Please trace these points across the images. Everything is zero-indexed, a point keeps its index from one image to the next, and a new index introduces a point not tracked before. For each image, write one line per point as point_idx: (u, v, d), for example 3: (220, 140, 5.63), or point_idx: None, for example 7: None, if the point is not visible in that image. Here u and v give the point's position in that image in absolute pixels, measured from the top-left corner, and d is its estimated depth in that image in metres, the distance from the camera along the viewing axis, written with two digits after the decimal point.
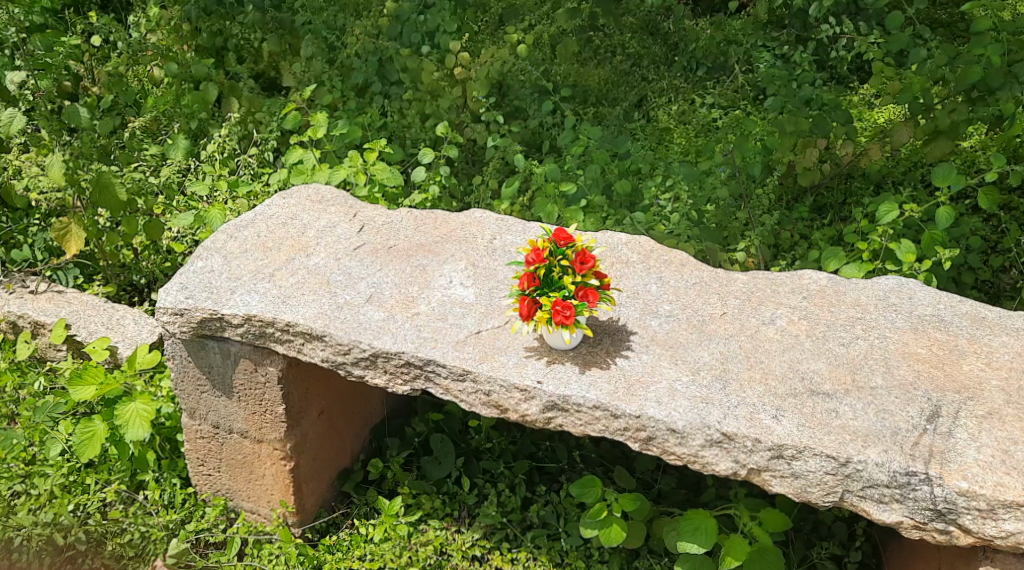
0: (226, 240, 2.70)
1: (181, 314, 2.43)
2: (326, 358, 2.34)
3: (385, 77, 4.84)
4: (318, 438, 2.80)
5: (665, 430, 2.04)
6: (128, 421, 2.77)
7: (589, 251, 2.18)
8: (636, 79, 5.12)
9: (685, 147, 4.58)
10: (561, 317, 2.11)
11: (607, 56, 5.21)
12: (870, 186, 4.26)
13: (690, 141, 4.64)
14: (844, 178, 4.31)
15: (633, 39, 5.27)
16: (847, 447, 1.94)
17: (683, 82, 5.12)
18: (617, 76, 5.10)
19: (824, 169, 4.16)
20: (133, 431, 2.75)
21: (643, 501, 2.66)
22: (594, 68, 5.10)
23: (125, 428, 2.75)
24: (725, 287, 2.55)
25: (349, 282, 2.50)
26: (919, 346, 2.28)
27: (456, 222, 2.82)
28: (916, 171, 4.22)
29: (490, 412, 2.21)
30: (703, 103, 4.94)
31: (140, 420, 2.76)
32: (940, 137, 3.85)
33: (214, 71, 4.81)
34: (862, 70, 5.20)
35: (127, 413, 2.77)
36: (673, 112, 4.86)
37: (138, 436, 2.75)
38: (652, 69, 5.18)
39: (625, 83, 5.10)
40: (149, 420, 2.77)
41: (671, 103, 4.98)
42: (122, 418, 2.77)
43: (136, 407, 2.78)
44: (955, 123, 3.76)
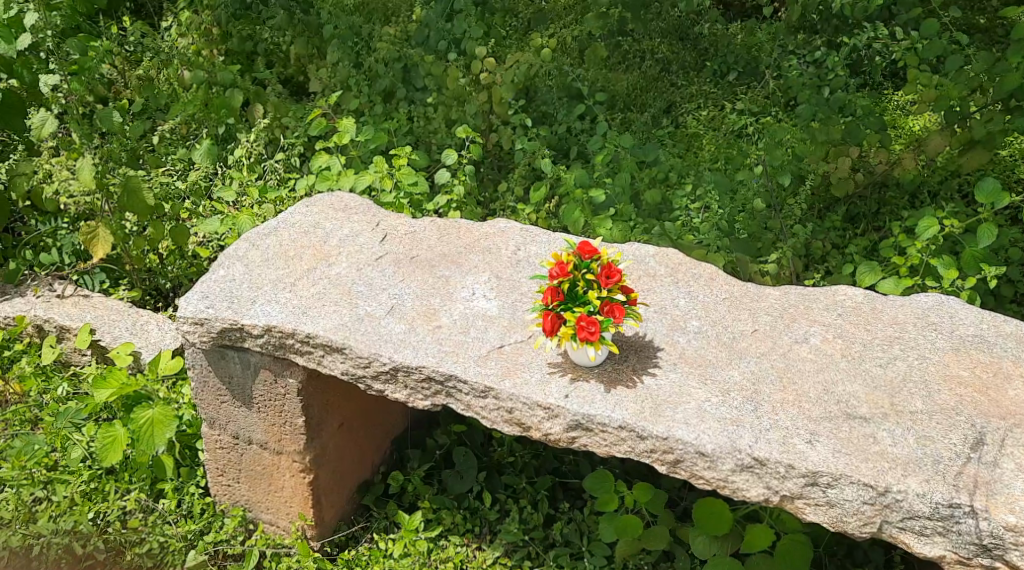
0: (248, 248, 2.67)
1: (201, 324, 2.39)
2: (346, 371, 2.29)
3: (410, 83, 4.79)
4: (337, 450, 2.75)
5: (694, 453, 1.97)
6: (143, 431, 2.76)
7: (616, 265, 2.09)
8: (665, 84, 5.07)
9: (715, 154, 4.52)
10: (585, 333, 2.03)
11: (636, 61, 5.16)
12: (905, 197, 4.21)
13: (720, 148, 4.57)
14: (877, 187, 4.25)
15: (663, 44, 5.24)
16: (886, 476, 1.84)
17: (712, 88, 5.05)
18: (646, 82, 5.04)
19: (857, 178, 4.07)
20: (149, 442, 2.76)
21: (657, 494, 2.60)
22: (622, 73, 5.05)
23: (141, 438, 2.75)
24: (756, 302, 2.48)
25: (370, 292, 2.45)
26: (961, 369, 2.19)
27: (481, 232, 2.76)
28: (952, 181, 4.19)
29: (512, 430, 2.15)
30: (733, 109, 4.83)
31: (157, 431, 2.76)
32: (976, 147, 3.78)
33: (242, 77, 4.81)
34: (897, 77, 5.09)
35: (143, 422, 2.77)
36: (703, 118, 4.78)
37: (153, 447, 2.76)
38: (682, 75, 5.13)
39: (654, 89, 5.03)
40: (166, 431, 2.77)
41: (701, 109, 4.92)
42: (138, 427, 2.76)
43: (151, 412, 2.78)
44: (993, 132, 3.70)
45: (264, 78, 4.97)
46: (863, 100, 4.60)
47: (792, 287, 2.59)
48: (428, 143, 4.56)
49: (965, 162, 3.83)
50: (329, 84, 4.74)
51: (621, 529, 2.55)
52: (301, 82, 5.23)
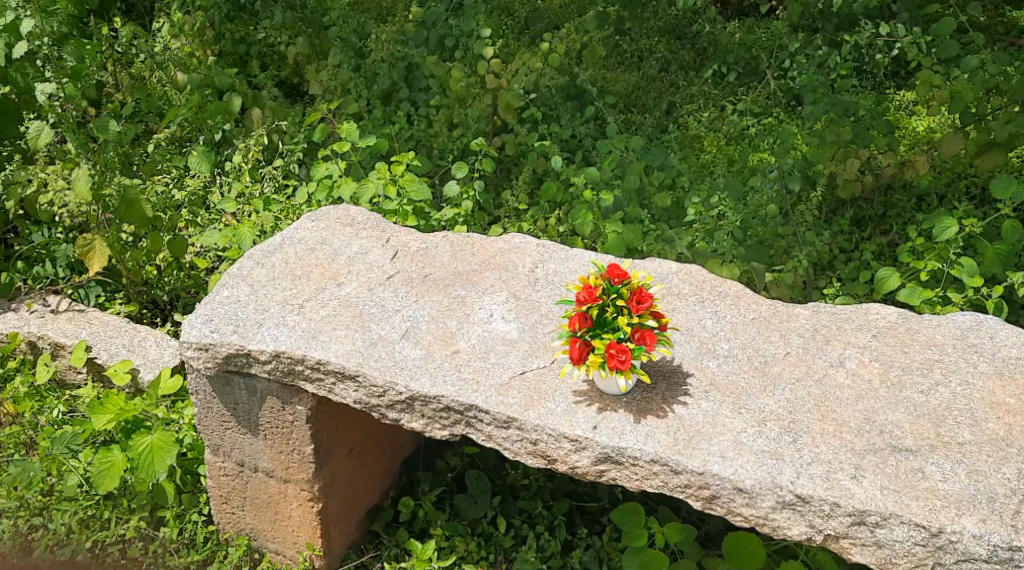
0: (253, 267, 2.55)
1: (206, 349, 2.28)
2: (359, 400, 2.18)
3: (412, 83, 4.68)
4: (347, 476, 2.64)
5: (731, 489, 1.86)
6: (142, 457, 2.58)
7: (647, 289, 1.98)
8: (664, 86, 4.98)
9: (720, 157, 4.43)
10: (615, 361, 1.91)
11: (636, 61, 5.09)
12: (913, 200, 4.14)
13: (722, 150, 4.52)
14: (883, 190, 4.18)
15: (661, 43, 5.17)
16: (939, 515, 1.75)
17: (712, 89, 4.96)
18: (646, 82, 4.97)
19: (865, 180, 3.94)
20: (148, 469, 2.58)
21: (689, 531, 2.43)
22: (621, 74, 4.96)
23: (140, 465, 2.57)
24: (787, 323, 2.37)
25: (383, 314, 2.34)
26: (1007, 396, 2.10)
27: (496, 248, 2.65)
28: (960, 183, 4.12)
29: (536, 462, 2.04)
30: (734, 110, 4.75)
31: (157, 457, 2.58)
32: (993, 149, 3.72)
33: (238, 80, 4.69)
34: (900, 77, 5.02)
35: (142, 448, 2.59)
36: (703, 119, 4.69)
37: (153, 475, 2.58)
38: (682, 75, 5.04)
39: (655, 89, 4.96)
40: (167, 457, 2.59)
41: (702, 109, 4.82)
42: (137, 455, 2.58)
43: (151, 437, 2.61)
44: (1012, 135, 3.64)
45: (259, 81, 4.86)
46: (868, 101, 4.51)
47: (821, 305, 2.48)
48: (428, 147, 4.45)
49: (979, 164, 3.76)
50: (327, 86, 4.61)
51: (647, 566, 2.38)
52: (296, 84, 5.11)
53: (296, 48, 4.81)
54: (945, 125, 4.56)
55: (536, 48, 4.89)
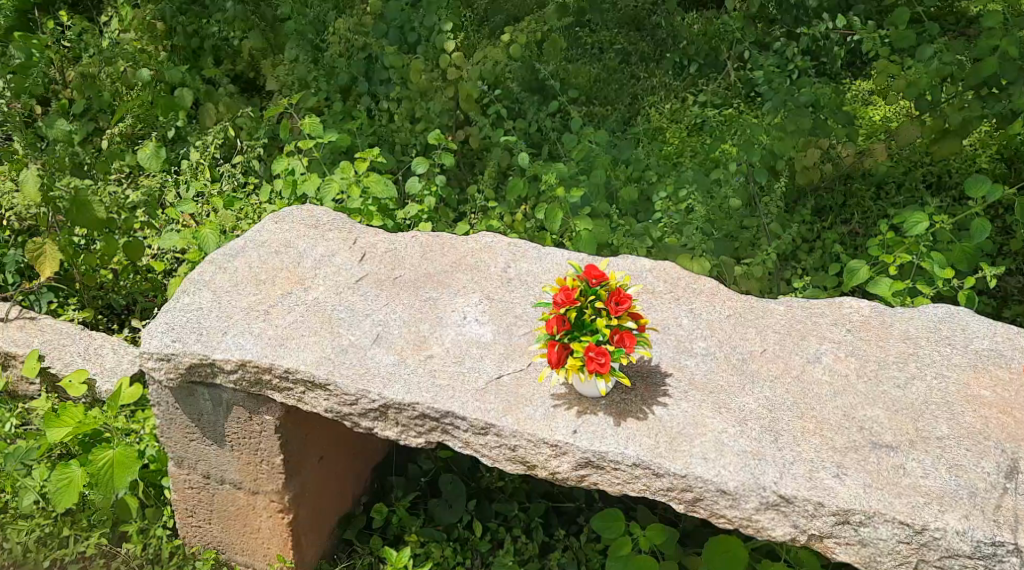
0: (215, 272, 2.46)
1: (168, 360, 2.19)
2: (330, 408, 2.11)
3: (372, 77, 4.60)
4: (317, 485, 2.56)
5: (714, 491, 1.83)
6: (101, 473, 2.46)
7: (625, 290, 1.94)
8: (625, 77, 4.95)
9: (681, 148, 4.46)
10: (595, 365, 1.88)
11: (595, 53, 5.09)
12: (871, 188, 4.21)
13: (683, 141, 4.53)
14: (843, 179, 4.24)
15: (620, 35, 5.19)
16: (922, 512, 1.74)
17: (672, 80, 4.96)
18: (606, 74, 4.95)
19: (823, 170, 3.96)
20: (108, 484, 2.45)
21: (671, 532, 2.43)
22: (581, 66, 4.93)
23: (99, 480, 2.45)
24: (763, 319, 2.36)
25: (353, 319, 2.27)
26: (982, 388, 2.11)
27: (466, 248, 2.60)
28: (916, 172, 4.20)
29: (514, 468, 2.00)
30: (695, 102, 4.75)
31: (117, 473, 2.46)
32: (948, 136, 3.74)
33: (191, 75, 4.56)
34: (855, 68, 5.07)
35: (103, 463, 2.47)
36: (665, 111, 4.72)
37: (112, 490, 2.45)
38: (642, 67, 5.04)
39: (616, 81, 4.93)
40: (128, 474, 2.46)
41: (663, 101, 4.83)
42: (97, 469, 2.46)
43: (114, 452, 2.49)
44: (966, 121, 3.65)
45: (213, 75, 4.73)
46: (827, 91, 4.54)
47: (795, 300, 2.47)
48: (389, 142, 4.37)
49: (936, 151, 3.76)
50: (285, 82, 4.50)
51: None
52: (251, 78, 4.99)
53: (251, 41, 4.68)
54: (899, 114, 4.62)
55: (496, 40, 4.84)
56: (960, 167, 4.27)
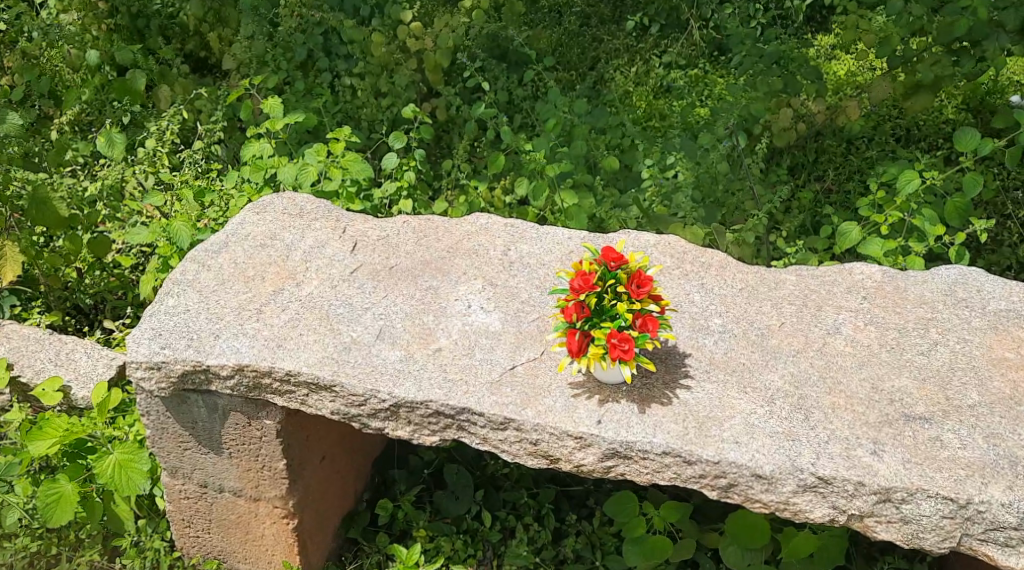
0: (198, 271, 2.32)
1: (158, 368, 2.04)
2: (336, 410, 2.00)
3: (331, 51, 4.42)
4: (320, 487, 2.44)
5: (750, 476, 1.76)
6: (115, 477, 2.28)
7: (646, 272, 1.86)
8: (586, 40, 4.81)
9: (648, 111, 4.41)
10: (618, 352, 1.79)
11: (555, 17, 4.93)
12: (842, 144, 4.14)
13: (651, 105, 4.44)
14: (814, 136, 4.12)
15: None
16: (965, 486, 1.70)
17: (634, 42, 4.84)
18: (568, 38, 4.79)
19: (800, 128, 3.84)
20: (128, 484, 2.28)
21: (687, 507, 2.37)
22: (542, 31, 4.78)
23: (117, 485, 2.27)
24: (775, 291, 2.29)
25: (352, 315, 2.16)
26: (1006, 350, 2.07)
27: (461, 231, 2.52)
28: (886, 126, 4.17)
29: (537, 463, 1.91)
30: (660, 63, 4.66)
31: (131, 470, 2.29)
32: (922, 91, 3.66)
33: (141, 57, 4.32)
34: (816, 22, 4.99)
35: (109, 468, 2.28)
36: (630, 74, 4.60)
37: (135, 488, 2.29)
38: (602, 29, 4.90)
39: (578, 45, 4.79)
40: (142, 466, 2.30)
41: (628, 64, 4.71)
42: (107, 477, 2.27)
43: (115, 456, 2.30)
44: (938, 78, 3.57)
45: (164, 54, 4.48)
46: (794, 47, 4.46)
47: (803, 268, 2.40)
48: (356, 119, 4.19)
49: (908, 107, 3.70)
50: (242, 59, 4.27)
51: (648, 551, 2.32)
52: (202, 57, 4.76)
53: (196, 15, 4.43)
54: (865, 68, 4.58)
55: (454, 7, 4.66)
56: (928, 118, 4.23)
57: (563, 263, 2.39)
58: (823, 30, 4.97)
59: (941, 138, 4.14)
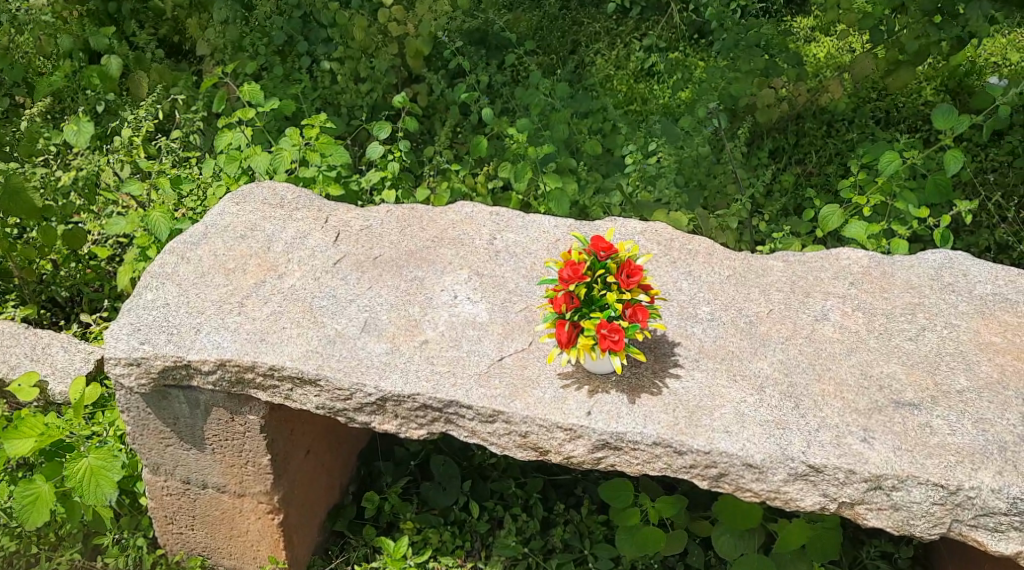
0: (176, 263, 2.27)
1: (137, 364, 2.00)
2: (322, 405, 1.96)
3: (309, 36, 4.35)
4: (305, 481, 2.40)
5: (741, 466, 1.75)
6: (84, 484, 2.25)
7: (636, 262, 1.84)
8: (567, 24, 4.76)
9: (629, 95, 4.38)
10: (608, 342, 1.77)
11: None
12: (823, 127, 4.12)
13: (631, 88, 4.42)
14: (794, 118, 4.09)
15: None
16: (955, 472, 1.70)
17: (614, 25, 4.80)
18: (548, 21, 4.74)
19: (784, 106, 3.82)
20: (95, 493, 2.25)
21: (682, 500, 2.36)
22: (522, 13, 4.73)
23: (85, 492, 2.24)
24: (763, 277, 2.28)
25: (336, 307, 2.13)
26: (992, 334, 2.07)
27: (446, 220, 2.50)
28: (866, 107, 4.15)
29: (526, 455, 1.89)
30: (640, 46, 4.65)
31: (101, 478, 2.25)
32: (902, 67, 3.67)
33: (115, 43, 4.24)
34: (795, 5, 4.98)
35: (79, 473, 2.25)
36: (610, 57, 4.57)
37: (102, 497, 2.25)
38: (582, 12, 4.85)
39: (557, 28, 4.74)
40: (113, 475, 2.26)
41: (608, 47, 4.67)
42: (75, 482, 2.24)
43: (87, 463, 2.26)
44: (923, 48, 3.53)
45: (138, 40, 4.38)
46: (774, 30, 4.44)
47: (790, 254, 2.39)
48: (335, 105, 4.13)
49: (890, 84, 3.69)
50: (217, 45, 4.19)
51: (641, 543, 2.32)
52: (177, 43, 4.68)
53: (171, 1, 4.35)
54: (844, 50, 4.57)
55: None
56: (907, 100, 4.23)
57: (548, 252, 2.36)
58: (802, 13, 4.95)
59: (920, 120, 4.13)
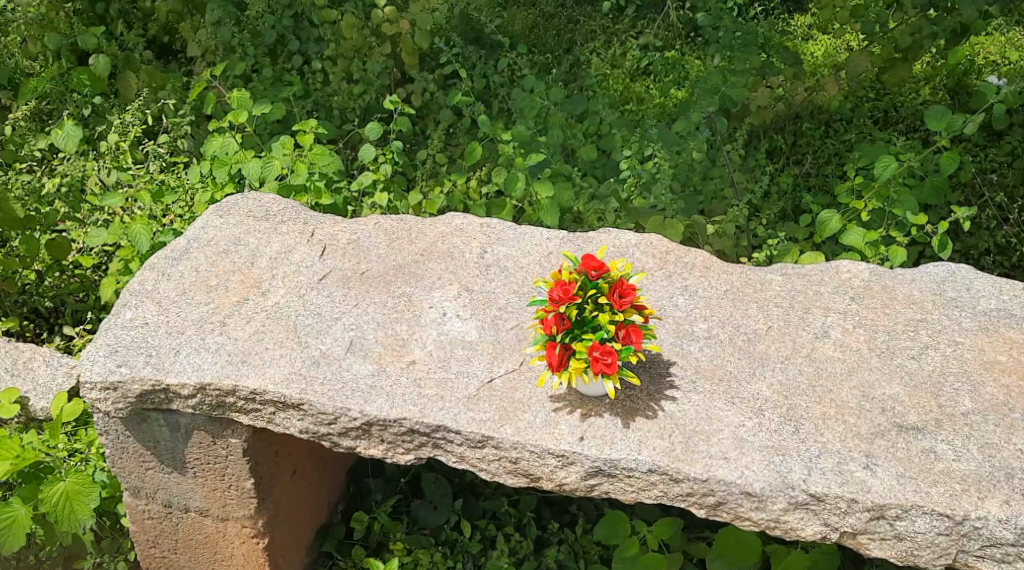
0: (157, 280, 2.20)
1: (114, 388, 1.93)
2: (305, 429, 1.90)
3: (302, 35, 4.28)
4: (291, 502, 2.34)
5: (739, 494, 1.68)
6: (58, 509, 2.18)
7: (630, 282, 1.77)
8: (563, 22, 4.69)
9: (625, 95, 4.30)
10: (601, 365, 1.71)
11: None
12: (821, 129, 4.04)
13: (627, 88, 4.35)
14: (791, 119, 4.03)
15: None
16: (961, 501, 1.63)
17: (611, 23, 4.73)
18: (544, 19, 4.66)
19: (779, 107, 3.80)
20: (70, 519, 2.18)
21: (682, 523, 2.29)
22: (518, 11, 4.65)
23: (59, 518, 2.18)
24: (761, 292, 2.21)
25: (321, 325, 2.06)
26: (997, 352, 2.01)
27: (436, 232, 2.43)
28: (865, 107, 4.08)
29: (517, 481, 1.83)
30: (636, 45, 4.58)
31: (76, 505, 2.18)
32: (900, 64, 3.62)
33: (103, 44, 4.16)
34: (793, 2, 4.91)
35: (55, 497, 2.18)
36: (605, 56, 4.49)
37: (77, 523, 2.19)
38: (579, 10, 4.78)
39: (553, 26, 4.66)
40: (89, 501, 2.19)
41: (604, 45, 4.59)
42: (50, 507, 2.17)
43: (64, 488, 2.19)
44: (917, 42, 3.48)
45: (126, 40, 4.30)
46: (772, 27, 4.37)
47: (788, 267, 2.33)
48: (327, 107, 4.04)
49: (886, 82, 3.64)
50: (208, 46, 4.12)
51: None
52: (167, 43, 4.60)
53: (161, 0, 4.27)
54: (844, 48, 4.50)
55: None
56: (907, 100, 4.15)
57: (540, 266, 2.29)
58: (801, 10, 4.88)
59: (920, 120, 4.06)
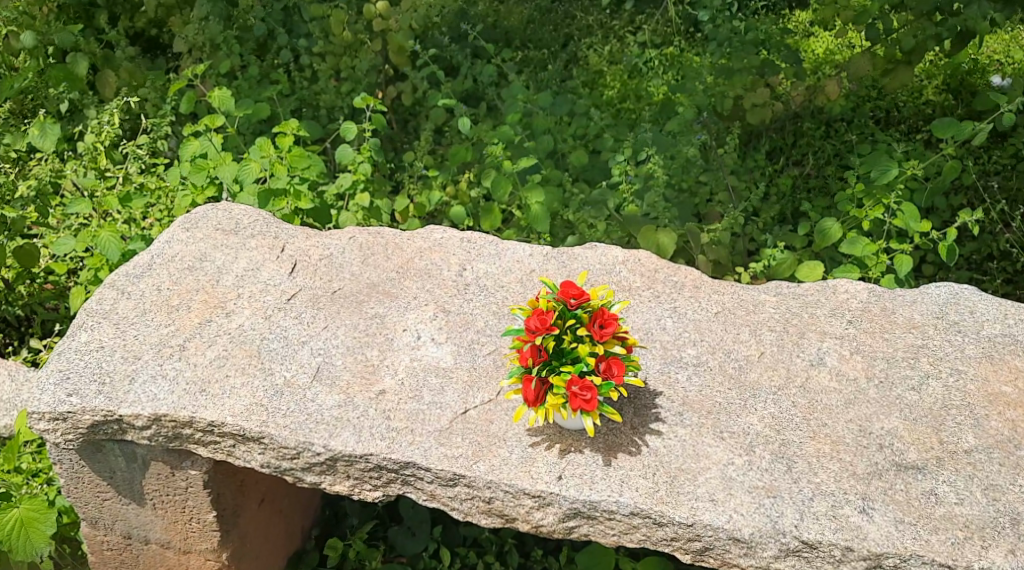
0: (116, 299, 2.09)
1: (64, 419, 1.82)
2: (266, 463, 1.78)
3: (291, 31, 4.15)
4: (260, 531, 2.23)
5: (726, 540, 1.57)
6: (13, 538, 2.09)
7: (610, 311, 1.66)
8: (559, 17, 4.56)
9: (622, 93, 4.17)
10: (579, 402, 1.59)
11: None
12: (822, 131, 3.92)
13: (625, 85, 4.21)
14: (791, 118, 3.92)
15: None
16: (963, 550, 1.52)
17: (609, 18, 4.61)
18: (539, 14, 4.53)
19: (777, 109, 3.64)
20: (25, 547, 2.10)
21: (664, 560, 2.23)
22: (513, 5, 4.52)
23: (14, 546, 2.09)
24: (753, 314, 2.10)
25: (286, 350, 1.94)
26: (1002, 383, 1.89)
27: (413, 248, 2.31)
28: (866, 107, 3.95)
29: (490, 521, 1.71)
30: (635, 40, 4.45)
31: (31, 531, 2.10)
32: (902, 66, 3.50)
33: (84, 39, 4.02)
34: None
35: (9, 525, 2.10)
36: (602, 51, 4.35)
37: (33, 551, 2.10)
38: (576, 5, 4.65)
39: (548, 22, 4.53)
40: (45, 528, 2.10)
41: (601, 41, 4.45)
42: (4, 535, 2.09)
43: (18, 514, 2.11)
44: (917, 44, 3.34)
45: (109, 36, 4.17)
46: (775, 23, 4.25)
47: (783, 287, 2.22)
48: (314, 106, 3.91)
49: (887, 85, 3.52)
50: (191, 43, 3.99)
51: None
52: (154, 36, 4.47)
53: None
54: (847, 45, 4.37)
55: None
56: (910, 100, 4.02)
57: (522, 285, 2.18)
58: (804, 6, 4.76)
59: (923, 121, 3.93)
